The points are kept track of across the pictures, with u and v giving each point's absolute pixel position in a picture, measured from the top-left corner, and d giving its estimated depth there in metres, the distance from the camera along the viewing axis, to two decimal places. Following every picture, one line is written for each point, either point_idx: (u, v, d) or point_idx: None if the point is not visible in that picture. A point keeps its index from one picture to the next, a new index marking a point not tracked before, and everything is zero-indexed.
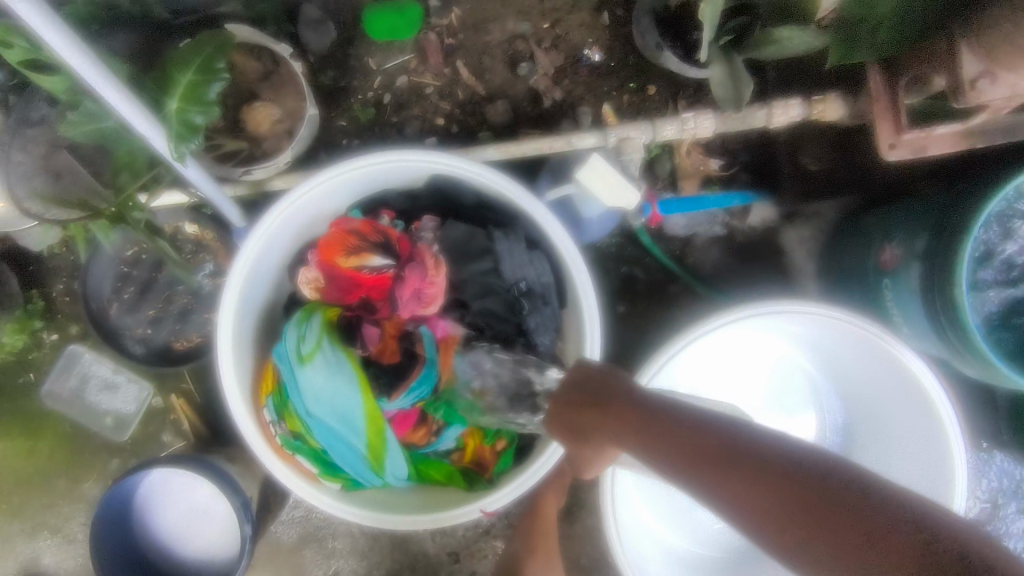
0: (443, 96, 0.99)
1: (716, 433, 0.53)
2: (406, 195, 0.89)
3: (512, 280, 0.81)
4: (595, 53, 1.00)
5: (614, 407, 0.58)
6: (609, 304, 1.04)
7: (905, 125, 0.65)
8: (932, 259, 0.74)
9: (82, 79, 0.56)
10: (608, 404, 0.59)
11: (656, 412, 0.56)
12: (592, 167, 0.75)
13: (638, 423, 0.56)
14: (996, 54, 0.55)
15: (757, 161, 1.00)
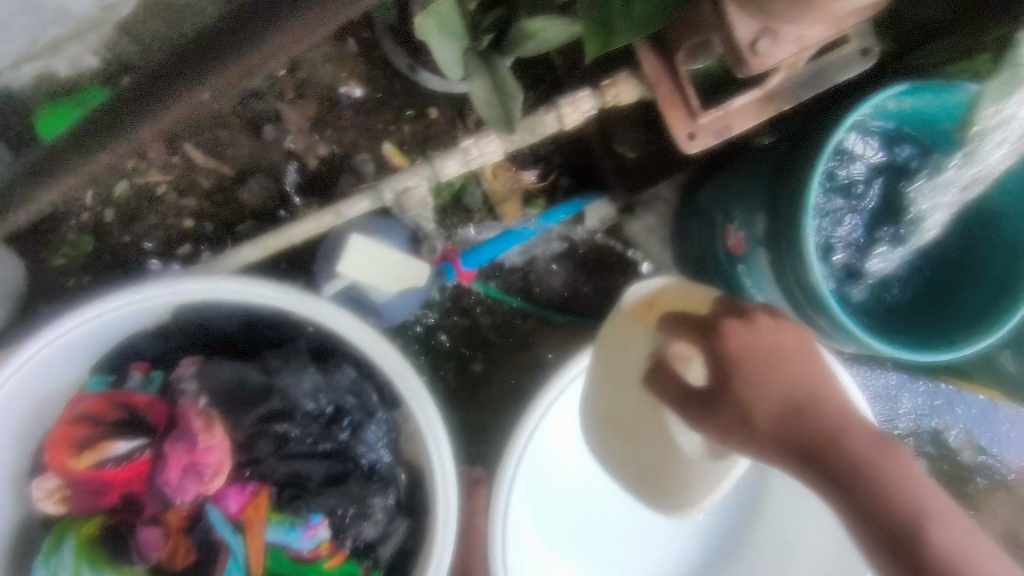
0: (183, 192, 0.79)
1: (822, 432, 0.49)
2: (157, 338, 0.69)
3: (316, 408, 0.66)
4: (354, 89, 0.82)
5: (737, 396, 0.52)
6: (462, 366, 0.89)
7: (698, 108, 0.52)
8: (778, 242, 0.64)
9: None
10: (737, 391, 0.52)
11: (789, 400, 0.51)
12: (355, 252, 0.60)
13: (739, 420, 0.52)
14: (770, 7, 0.43)
15: (572, 162, 0.87)
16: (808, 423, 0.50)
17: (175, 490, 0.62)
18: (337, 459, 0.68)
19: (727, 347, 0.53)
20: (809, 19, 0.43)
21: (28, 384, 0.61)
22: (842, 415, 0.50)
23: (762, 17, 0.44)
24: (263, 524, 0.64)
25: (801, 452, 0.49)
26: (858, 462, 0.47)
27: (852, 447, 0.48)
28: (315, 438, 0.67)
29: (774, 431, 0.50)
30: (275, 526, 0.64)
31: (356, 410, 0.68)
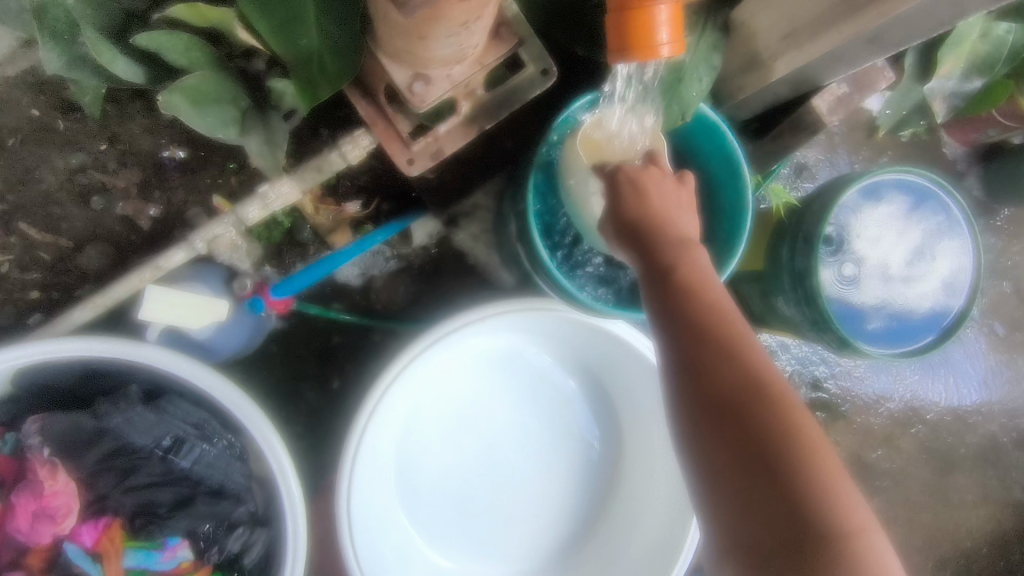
0: (25, 267, 0.87)
1: (708, 310, 0.53)
2: (7, 403, 0.76)
3: (151, 441, 0.72)
4: (175, 151, 0.89)
5: (662, 244, 0.56)
6: (321, 385, 0.97)
7: (408, 139, 0.62)
8: (528, 237, 0.74)
9: None
10: (654, 245, 0.56)
11: (693, 276, 0.54)
12: (154, 301, 0.67)
13: (670, 269, 0.55)
14: (407, 60, 0.53)
15: (391, 188, 0.96)
16: (665, 279, 0.54)
17: (29, 534, 0.70)
18: (183, 484, 0.74)
19: (624, 210, 0.58)
20: (439, 67, 0.53)
21: None
22: (703, 298, 0.53)
23: (408, 67, 0.54)
24: (120, 550, 0.73)
25: (689, 323, 0.52)
26: (700, 306, 0.53)
27: (696, 306, 0.53)
28: (156, 470, 0.73)
29: (664, 303, 0.54)
30: (132, 552, 0.73)
31: (193, 437, 0.74)
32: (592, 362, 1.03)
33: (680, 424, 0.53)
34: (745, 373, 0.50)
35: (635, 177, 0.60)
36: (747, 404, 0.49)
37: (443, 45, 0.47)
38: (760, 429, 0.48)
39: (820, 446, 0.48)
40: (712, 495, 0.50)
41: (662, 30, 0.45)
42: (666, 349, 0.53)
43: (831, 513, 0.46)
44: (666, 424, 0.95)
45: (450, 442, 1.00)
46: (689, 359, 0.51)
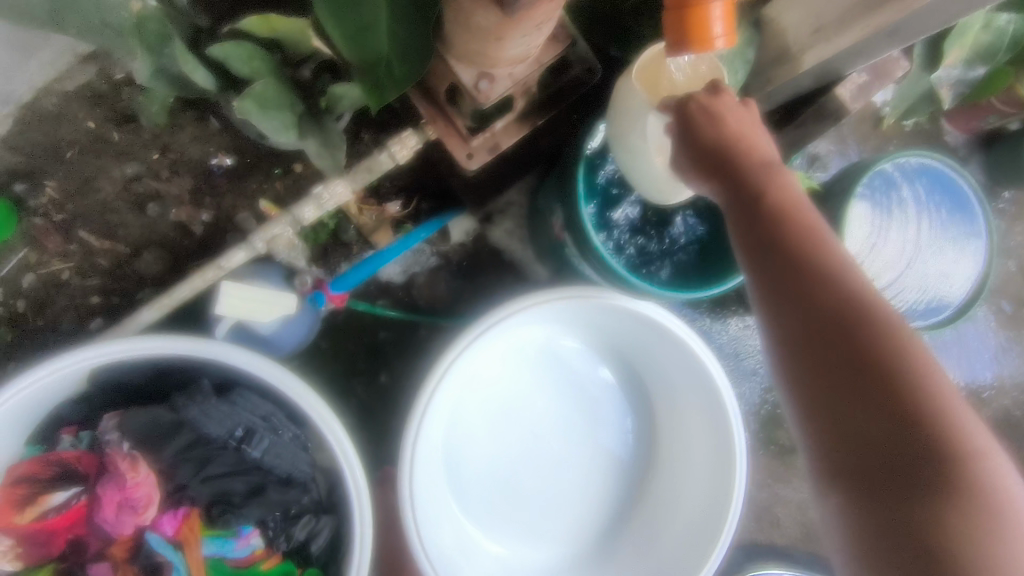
0: (85, 274, 0.90)
1: (796, 231, 0.57)
2: (80, 402, 0.80)
3: (226, 432, 0.76)
4: (224, 158, 0.93)
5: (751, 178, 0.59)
6: (368, 379, 1.01)
7: (468, 136, 0.67)
8: (572, 227, 0.79)
9: None
10: (743, 174, 0.59)
11: (777, 203, 0.57)
12: (229, 296, 0.74)
13: (756, 198, 0.58)
14: (477, 63, 0.57)
15: (429, 188, 1.01)
16: (754, 203, 0.58)
17: (114, 524, 0.73)
18: (253, 474, 0.78)
19: (703, 138, 0.60)
20: (505, 67, 0.57)
21: None
22: (791, 221, 0.57)
23: (476, 68, 0.58)
24: (199, 540, 0.77)
25: (777, 247, 0.56)
26: (790, 225, 0.57)
27: (787, 225, 0.57)
28: (230, 459, 0.77)
29: (751, 224, 0.57)
30: (210, 540, 0.77)
31: (262, 428, 0.78)
32: (625, 350, 1.07)
33: (771, 334, 0.58)
34: (838, 295, 0.55)
35: (710, 105, 0.60)
36: (838, 307, 0.54)
37: (517, 45, 0.51)
38: (851, 324, 0.54)
39: (906, 335, 0.54)
40: (804, 392, 0.56)
41: (718, 24, 0.50)
42: (757, 268, 0.58)
43: (928, 394, 0.52)
44: (702, 405, 0.99)
45: (495, 430, 1.04)
46: (783, 281, 0.56)
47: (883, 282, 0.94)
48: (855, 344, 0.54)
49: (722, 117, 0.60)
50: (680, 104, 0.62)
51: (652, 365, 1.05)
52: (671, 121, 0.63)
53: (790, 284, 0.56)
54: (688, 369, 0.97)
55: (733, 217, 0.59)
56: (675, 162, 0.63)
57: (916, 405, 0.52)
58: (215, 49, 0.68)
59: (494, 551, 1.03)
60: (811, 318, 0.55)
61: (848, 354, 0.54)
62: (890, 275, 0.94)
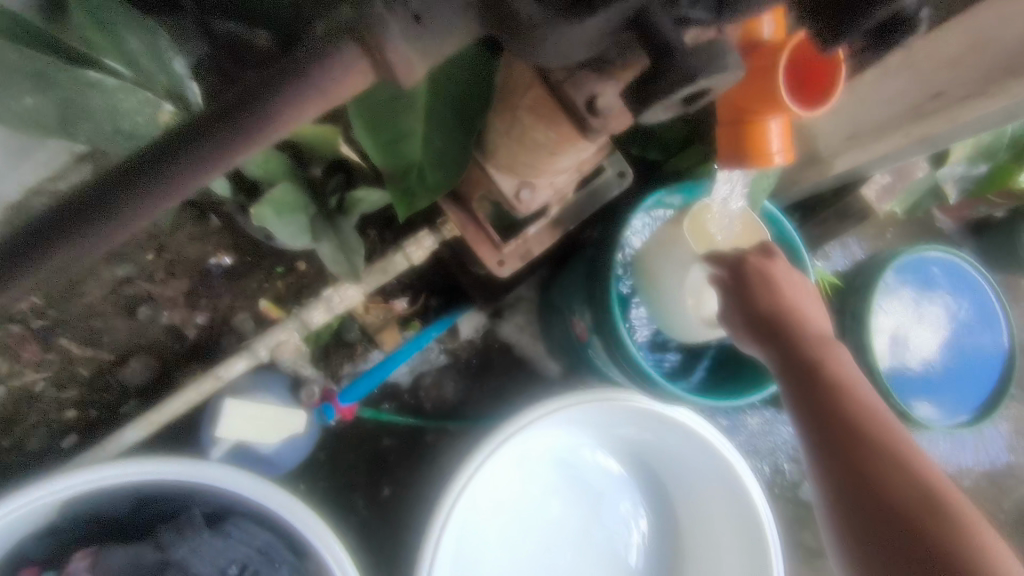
0: (62, 384, 0.82)
1: (850, 405, 0.54)
2: (46, 539, 0.69)
3: (218, 571, 0.66)
4: (222, 258, 0.88)
5: (798, 344, 0.58)
6: (372, 491, 0.92)
7: (500, 241, 0.64)
8: (603, 331, 0.75)
9: None
10: (789, 338, 0.58)
11: (829, 376, 0.56)
12: (231, 414, 0.66)
13: (804, 368, 0.57)
14: (520, 172, 0.54)
15: (438, 284, 0.96)
16: (805, 370, 0.57)
17: None
18: None
19: (753, 303, 0.61)
20: (548, 177, 0.54)
21: None
22: (846, 397, 0.55)
23: (517, 176, 0.55)
24: None
25: (829, 420, 0.54)
26: (849, 398, 0.55)
27: (841, 397, 0.55)
28: None
29: (802, 393, 0.56)
30: None
31: (259, 563, 0.68)
32: (644, 452, 1.00)
33: (828, 511, 0.54)
34: (899, 480, 0.51)
35: (762, 272, 0.62)
36: (898, 493, 0.50)
37: (570, 158, 0.49)
38: (916, 516, 0.49)
39: (984, 536, 0.48)
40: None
41: (775, 140, 0.48)
42: (807, 437, 0.55)
43: None
44: (732, 520, 0.90)
45: (508, 545, 0.95)
46: (833, 456, 0.53)
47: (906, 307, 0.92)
48: (919, 535, 0.48)
49: (767, 284, 0.61)
50: (730, 266, 0.63)
51: (675, 472, 0.98)
52: (720, 279, 0.64)
53: (841, 459, 0.53)
54: (717, 475, 0.89)
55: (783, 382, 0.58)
56: (726, 323, 0.64)
57: None
58: None
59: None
60: (867, 497, 0.51)
61: (914, 545, 0.48)
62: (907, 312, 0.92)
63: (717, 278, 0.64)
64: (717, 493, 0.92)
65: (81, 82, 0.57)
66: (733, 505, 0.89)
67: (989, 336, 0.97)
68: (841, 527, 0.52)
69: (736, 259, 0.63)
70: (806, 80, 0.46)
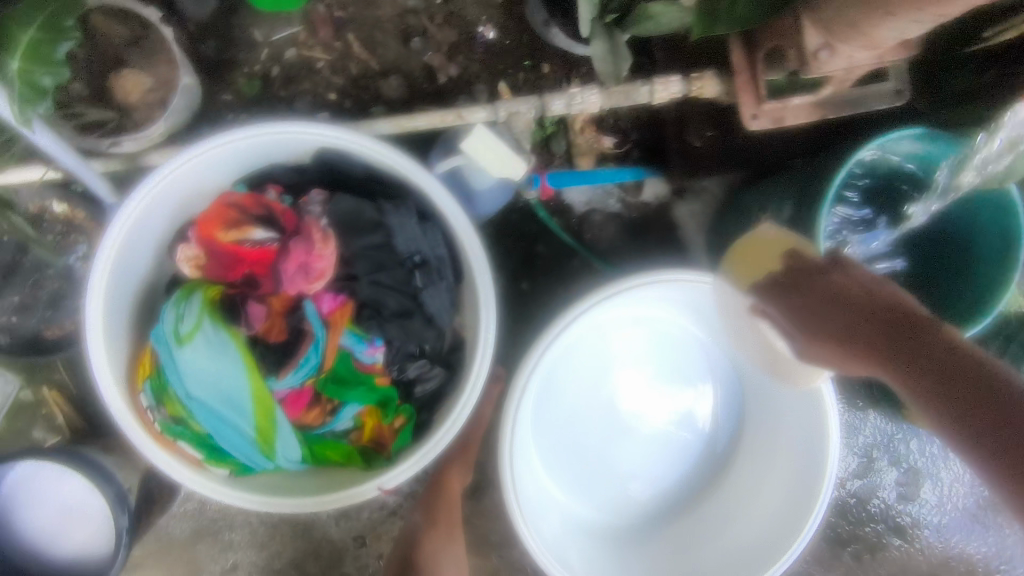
0: (334, 71, 0.97)
1: (955, 365, 0.53)
2: (294, 170, 0.86)
3: (408, 253, 0.81)
4: (489, 31, 1.00)
5: (885, 329, 0.59)
6: (510, 281, 1.05)
7: (765, 97, 0.69)
8: (797, 226, 0.79)
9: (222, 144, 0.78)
10: (863, 320, 0.61)
11: (951, 348, 0.55)
12: (475, 139, 0.75)
13: (882, 342, 0.58)
14: (833, 29, 0.58)
15: (649, 139, 1.03)
16: (891, 341, 0.58)
17: (286, 279, 0.78)
18: (409, 297, 0.82)
19: (806, 312, 0.65)
20: (858, 45, 0.58)
21: (202, 172, 0.81)
22: (967, 363, 0.53)
23: (825, 34, 0.59)
24: (340, 329, 0.80)
25: (930, 374, 0.54)
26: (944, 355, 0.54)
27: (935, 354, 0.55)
28: (397, 276, 0.81)
29: (902, 353, 0.56)
30: (347, 335, 0.81)
31: (435, 266, 0.83)
32: (744, 371, 1.03)
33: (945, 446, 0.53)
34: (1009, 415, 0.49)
35: (805, 271, 0.69)
36: (1007, 424, 0.48)
37: (900, 27, 0.53)
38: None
39: None
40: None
41: None
42: (923, 395, 0.54)
43: None
44: (793, 460, 0.95)
45: (587, 386, 1.03)
46: (943, 412, 0.52)
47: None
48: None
49: (851, 285, 0.65)
50: (788, 285, 0.69)
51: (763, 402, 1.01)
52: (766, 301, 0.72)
53: (946, 415, 0.52)
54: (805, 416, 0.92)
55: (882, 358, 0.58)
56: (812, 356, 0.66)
57: None
58: None
59: (551, 492, 1.01)
60: (989, 437, 0.49)
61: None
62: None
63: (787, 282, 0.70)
64: (790, 433, 0.95)
65: None
66: (805, 448, 0.93)
67: None
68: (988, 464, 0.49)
69: (791, 277, 0.70)
70: None
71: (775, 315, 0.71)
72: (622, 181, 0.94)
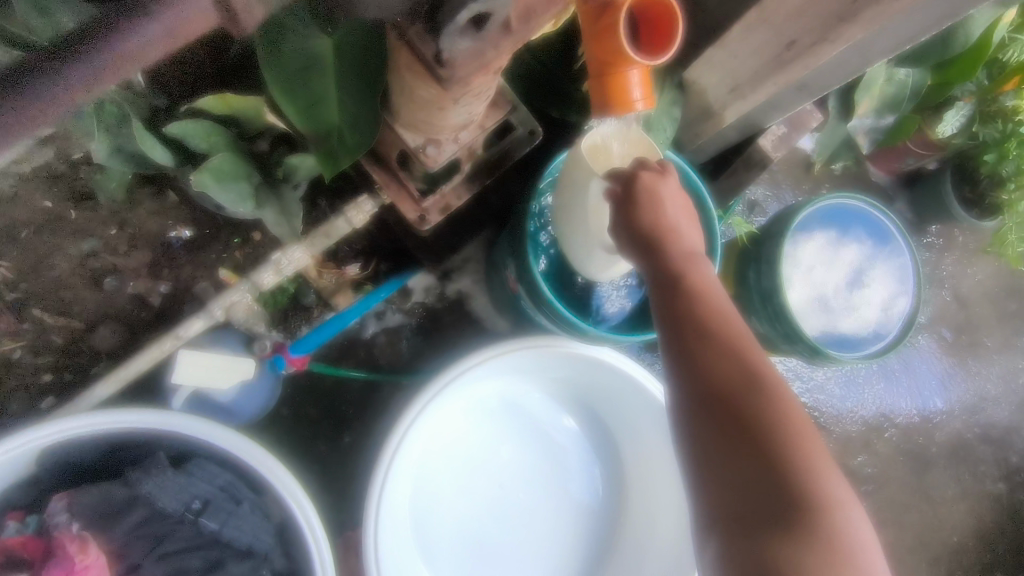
0: (37, 352, 0.89)
1: (688, 291, 0.62)
2: (25, 487, 0.76)
3: (181, 505, 0.74)
4: (182, 231, 0.94)
5: (669, 237, 0.65)
6: (333, 440, 1.00)
7: (419, 197, 0.71)
8: (525, 280, 0.82)
9: None
10: (665, 234, 0.65)
11: (684, 282, 0.63)
12: (189, 359, 0.77)
13: (669, 281, 0.63)
14: (419, 128, 0.61)
15: (385, 248, 1.02)
16: (676, 280, 0.63)
17: None
18: (212, 548, 0.75)
19: (637, 221, 0.66)
20: (448, 133, 0.61)
21: None
22: (695, 296, 0.62)
23: (422, 135, 0.62)
24: None
25: (679, 323, 0.61)
26: (697, 301, 0.62)
27: (704, 308, 0.61)
28: (185, 534, 0.74)
29: (664, 307, 0.62)
30: None
31: (220, 499, 0.76)
32: (584, 391, 1.08)
33: (682, 430, 0.60)
34: (724, 379, 0.57)
35: (652, 191, 0.66)
36: (732, 376, 0.57)
37: (455, 113, 0.55)
38: (741, 393, 0.56)
39: (773, 388, 0.57)
40: (693, 434, 0.58)
41: (635, 89, 0.55)
42: (673, 340, 0.61)
43: (757, 400, 0.56)
44: (662, 444, 0.99)
45: (464, 486, 1.03)
46: (689, 370, 0.59)
47: (803, 257, 0.99)
48: (756, 421, 0.55)
49: (655, 282, 0.64)
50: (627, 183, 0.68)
51: (611, 405, 1.06)
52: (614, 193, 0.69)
53: (688, 378, 0.59)
54: (645, 401, 0.97)
55: (656, 291, 0.64)
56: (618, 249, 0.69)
57: (761, 410, 0.55)
58: (170, 127, 0.71)
59: None
60: (721, 412, 0.56)
61: (740, 424, 0.55)
62: (809, 258, 0.99)
63: (614, 194, 0.68)
64: (649, 422, 1.00)
65: (25, 65, 0.63)
66: (659, 428, 0.98)
67: (886, 316, 1.01)
68: (697, 417, 0.58)
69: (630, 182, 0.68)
70: (655, 33, 0.53)
71: (622, 244, 0.68)
72: (382, 298, 0.94)
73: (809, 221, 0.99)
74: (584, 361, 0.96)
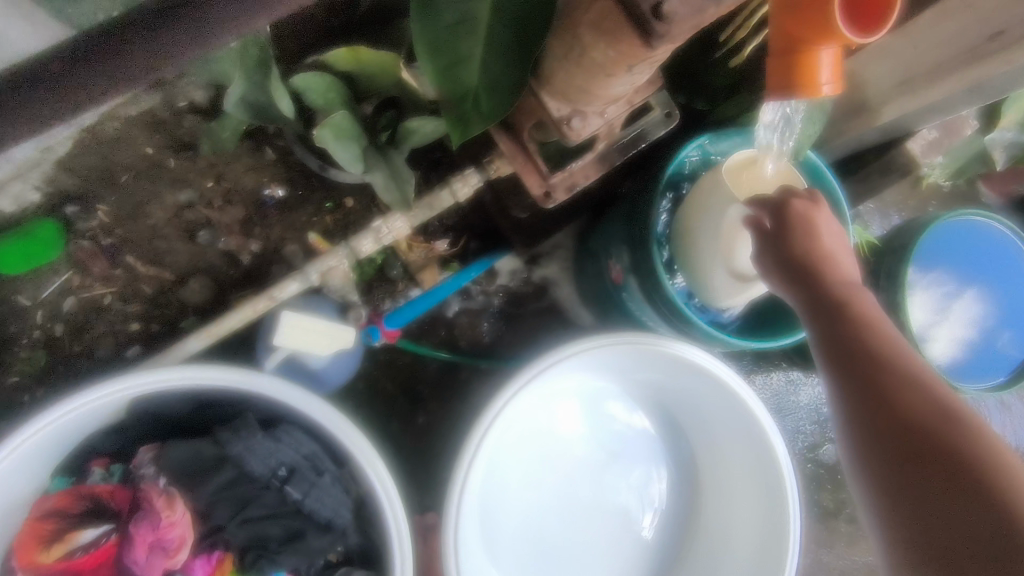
0: (127, 299, 0.88)
1: (854, 320, 0.59)
2: (112, 435, 0.75)
3: (268, 471, 0.72)
4: (276, 190, 0.91)
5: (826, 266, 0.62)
6: (407, 420, 0.97)
7: (547, 172, 0.66)
8: (638, 271, 0.78)
9: (13, 461, 0.66)
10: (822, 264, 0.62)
11: (849, 311, 0.59)
12: (287, 323, 0.73)
13: (831, 311, 0.60)
14: (568, 97, 0.57)
15: (478, 227, 0.98)
16: (838, 311, 0.60)
17: (143, 567, 0.68)
18: (294, 518, 0.73)
19: (791, 249, 0.63)
20: (599, 105, 0.57)
21: (7, 489, 0.68)
22: (861, 324, 0.58)
23: (569, 104, 0.58)
24: None
25: (845, 356, 0.58)
26: (864, 332, 0.58)
27: (870, 336, 0.58)
28: (270, 501, 0.72)
29: (826, 339, 0.59)
30: None
31: (306, 468, 0.73)
32: (666, 396, 1.03)
33: (862, 471, 0.56)
34: (906, 412, 0.54)
35: (806, 218, 0.63)
36: (917, 408, 0.54)
37: (623, 81, 0.51)
38: (929, 427, 0.53)
39: (967, 419, 0.53)
40: (875, 470, 0.55)
41: (826, 71, 0.50)
42: (838, 374, 0.58)
43: (953, 432, 0.52)
44: (750, 460, 0.94)
45: (535, 482, 0.99)
46: (862, 404, 0.56)
47: (928, 277, 0.92)
48: (954, 455, 0.51)
49: (814, 314, 0.61)
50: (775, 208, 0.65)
51: (694, 414, 1.01)
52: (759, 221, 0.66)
53: (862, 414, 0.56)
54: (737, 413, 0.92)
55: (813, 323, 0.61)
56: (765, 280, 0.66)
57: (957, 443, 0.51)
58: (295, 79, 0.69)
59: None
60: (909, 446, 0.53)
61: (933, 458, 0.51)
62: (934, 280, 0.93)
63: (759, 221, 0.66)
64: (737, 435, 0.95)
65: None
66: (750, 443, 0.92)
67: (1005, 352, 0.95)
68: (880, 453, 0.54)
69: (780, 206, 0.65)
70: (863, 6, 0.47)
71: (773, 275, 0.65)
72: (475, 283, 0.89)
73: (940, 237, 0.92)
74: (679, 363, 0.90)
